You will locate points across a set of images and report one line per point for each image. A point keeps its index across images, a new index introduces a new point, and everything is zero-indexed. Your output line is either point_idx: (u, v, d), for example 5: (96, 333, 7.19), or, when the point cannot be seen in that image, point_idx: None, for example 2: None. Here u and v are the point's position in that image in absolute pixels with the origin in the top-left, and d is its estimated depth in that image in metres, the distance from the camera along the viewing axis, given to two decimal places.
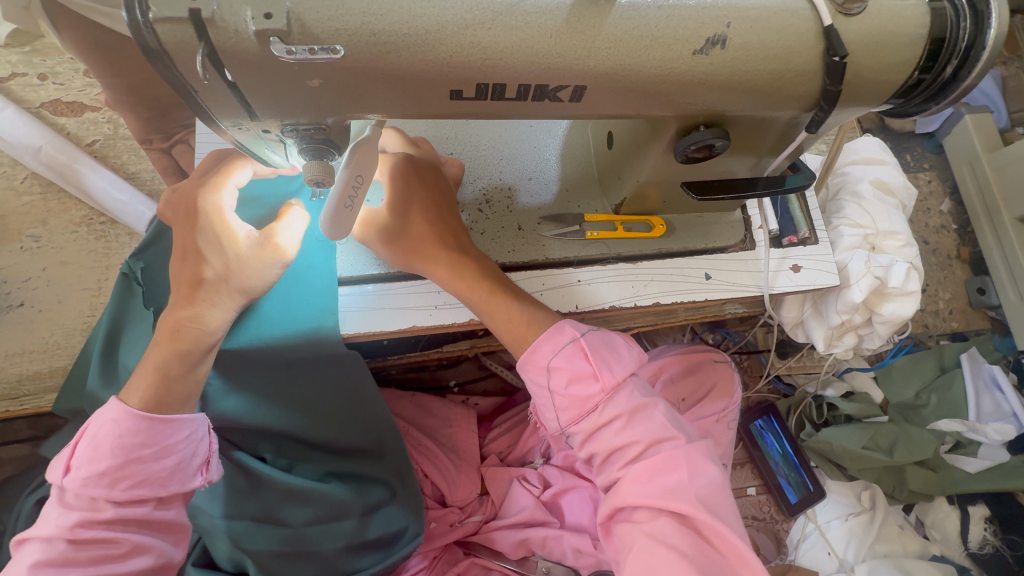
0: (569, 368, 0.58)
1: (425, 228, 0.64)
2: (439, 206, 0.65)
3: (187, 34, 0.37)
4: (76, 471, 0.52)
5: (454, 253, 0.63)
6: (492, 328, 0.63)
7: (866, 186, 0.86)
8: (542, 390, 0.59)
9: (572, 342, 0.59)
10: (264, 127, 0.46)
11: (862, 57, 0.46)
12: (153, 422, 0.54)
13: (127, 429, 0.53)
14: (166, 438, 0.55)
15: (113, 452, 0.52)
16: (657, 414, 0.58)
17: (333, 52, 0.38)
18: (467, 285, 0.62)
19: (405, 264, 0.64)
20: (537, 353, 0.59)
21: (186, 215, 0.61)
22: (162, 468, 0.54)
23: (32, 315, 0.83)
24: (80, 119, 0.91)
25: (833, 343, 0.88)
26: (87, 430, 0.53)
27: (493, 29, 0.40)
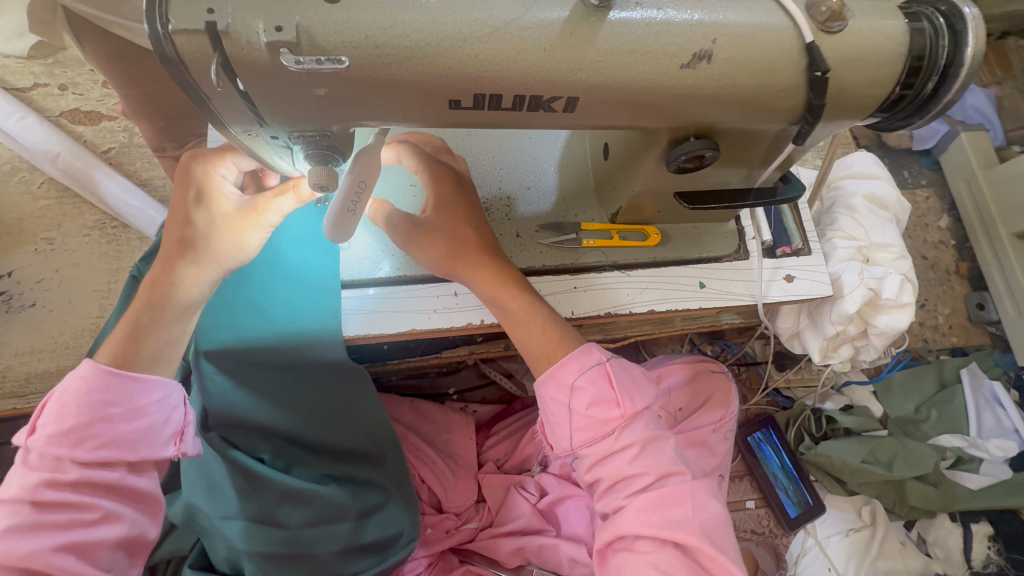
0: (592, 390, 0.60)
1: (470, 234, 0.64)
2: (461, 209, 0.64)
3: (204, 45, 0.39)
4: (41, 431, 0.51)
5: (496, 263, 0.64)
6: (518, 340, 0.64)
7: (859, 200, 0.87)
8: (561, 407, 0.60)
9: (597, 366, 0.60)
10: (273, 133, 0.49)
11: (845, 74, 0.48)
12: (123, 379, 0.54)
13: (95, 386, 0.53)
14: (137, 399, 0.55)
15: (79, 410, 0.52)
16: (667, 448, 0.60)
17: (339, 63, 0.40)
18: (507, 292, 0.63)
19: (447, 270, 0.64)
20: (563, 371, 0.60)
21: (184, 179, 0.58)
22: (131, 430, 0.54)
23: (42, 315, 0.85)
24: (97, 128, 0.94)
25: (829, 355, 0.88)
26: (54, 391, 0.53)
27: (491, 43, 0.42)
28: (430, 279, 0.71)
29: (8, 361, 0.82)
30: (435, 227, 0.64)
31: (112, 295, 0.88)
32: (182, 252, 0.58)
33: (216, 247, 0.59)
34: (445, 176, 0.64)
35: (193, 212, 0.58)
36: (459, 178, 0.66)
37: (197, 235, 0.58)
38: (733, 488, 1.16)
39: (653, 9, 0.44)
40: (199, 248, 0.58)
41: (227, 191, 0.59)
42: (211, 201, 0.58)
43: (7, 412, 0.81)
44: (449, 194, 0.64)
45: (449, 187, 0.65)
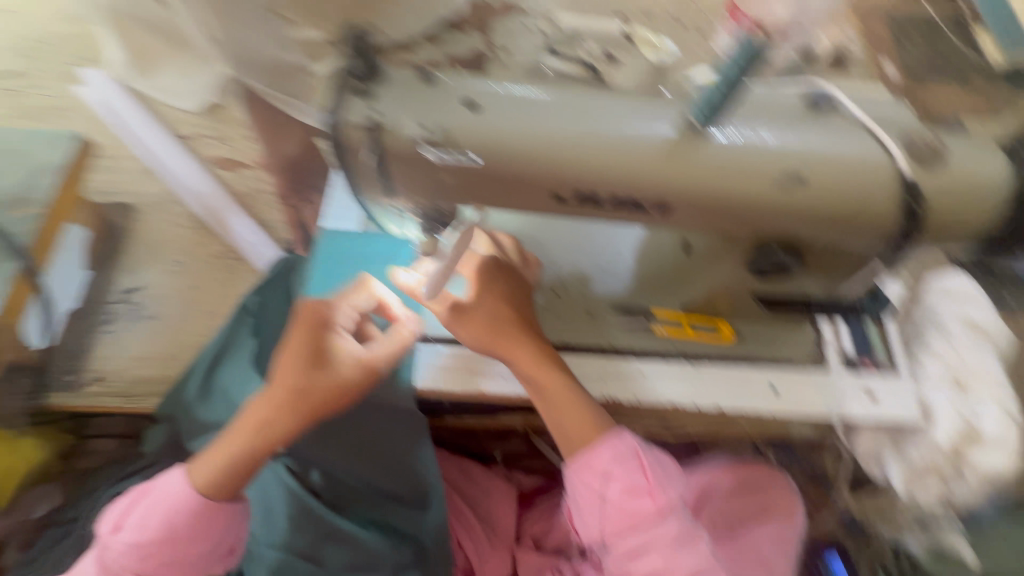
0: (626, 479, 0.63)
1: (507, 317, 0.69)
2: (507, 293, 0.70)
3: (364, 136, 0.47)
4: (123, 536, 0.66)
5: (534, 343, 0.68)
6: (552, 424, 0.66)
7: (959, 323, 0.80)
8: (594, 493, 0.63)
9: (632, 456, 0.63)
10: (395, 205, 0.56)
11: (942, 206, 0.49)
12: (201, 510, 0.66)
13: (174, 511, 0.66)
14: (206, 529, 0.67)
15: (156, 528, 0.66)
16: (697, 544, 0.63)
17: (470, 159, 0.47)
18: (543, 375, 0.66)
19: (485, 347, 0.68)
20: (597, 459, 0.63)
21: (309, 332, 0.68)
22: (191, 551, 0.67)
23: (160, 327, 0.97)
24: (235, 173, 1.10)
25: (914, 487, 0.79)
26: (145, 501, 0.67)
27: (600, 153, 0.47)
28: None
29: (123, 363, 0.94)
30: (477, 310, 0.68)
31: (217, 318, 1.00)
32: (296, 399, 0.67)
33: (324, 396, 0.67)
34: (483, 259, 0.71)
35: (315, 367, 0.67)
36: (500, 264, 0.72)
37: (314, 385, 0.67)
38: None
39: (751, 134, 0.48)
40: (314, 396, 0.67)
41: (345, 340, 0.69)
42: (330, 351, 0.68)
43: (112, 409, 0.90)
44: (491, 282, 0.70)
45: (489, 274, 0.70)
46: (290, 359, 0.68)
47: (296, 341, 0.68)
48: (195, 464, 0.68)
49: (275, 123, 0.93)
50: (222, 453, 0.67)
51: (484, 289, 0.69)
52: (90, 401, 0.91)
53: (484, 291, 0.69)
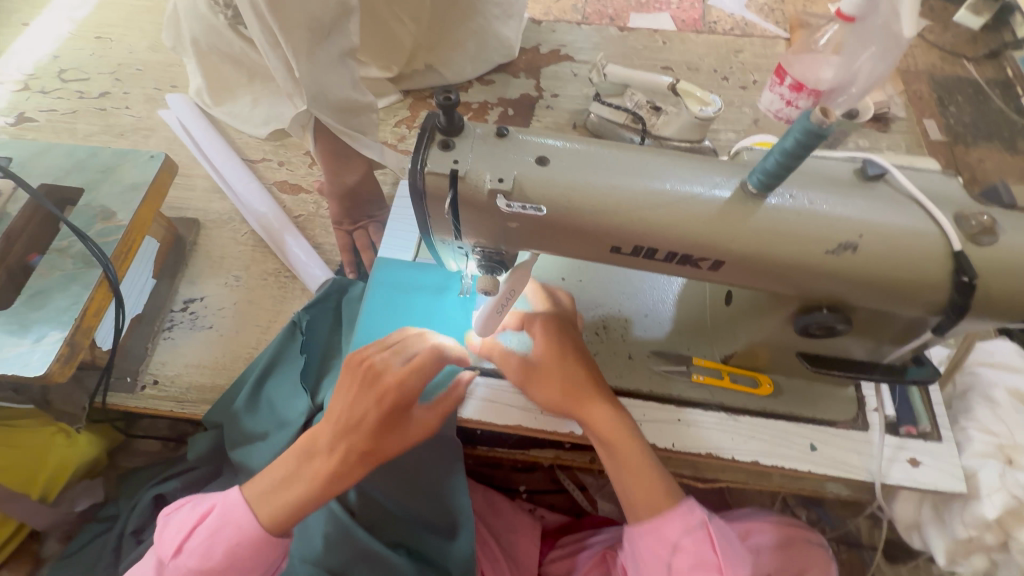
0: (694, 552, 0.63)
1: (580, 374, 0.70)
2: (576, 350, 0.71)
3: (443, 182, 0.51)
4: (185, 560, 0.64)
5: (608, 404, 0.69)
6: (624, 490, 0.68)
7: (1001, 392, 0.81)
8: (662, 562, 0.64)
9: (701, 527, 0.65)
10: (461, 243, 0.60)
11: (994, 283, 0.50)
12: (265, 544, 0.65)
13: (240, 542, 0.64)
14: (265, 561, 0.66)
15: (219, 557, 0.64)
16: None
17: (538, 210, 0.51)
18: (621, 440, 0.67)
19: (563, 409, 0.69)
20: (667, 527, 0.64)
21: (381, 391, 0.65)
22: None
23: (215, 337, 1.03)
24: (295, 197, 1.18)
25: (956, 560, 0.79)
26: (209, 525, 0.65)
27: (660, 210, 0.51)
28: None
29: (178, 370, 0.99)
30: (552, 370, 0.70)
31: (268, 332, 1.05)
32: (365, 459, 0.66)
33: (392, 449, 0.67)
34: (546, 313, 0.73)
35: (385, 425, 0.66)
36: (562, 318, 0.73)
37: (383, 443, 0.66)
38: None
39: (804, 201, 0.51)
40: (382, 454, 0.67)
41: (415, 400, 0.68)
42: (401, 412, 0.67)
43: (165, 412, 0.95)
44: (560, 339, 0.71)
45: (556, 329, 0.72)
46: (360, 417, 0.65)
47: (366, 401, 0.65)
48: (263, 500, 0.65)
49: (340, 155, 1.00)
50: (294, 500, 0.65)
51: (558, 348, 0.71)
52: (145, 404, 0.95)
53: (558, 350, 0.70)
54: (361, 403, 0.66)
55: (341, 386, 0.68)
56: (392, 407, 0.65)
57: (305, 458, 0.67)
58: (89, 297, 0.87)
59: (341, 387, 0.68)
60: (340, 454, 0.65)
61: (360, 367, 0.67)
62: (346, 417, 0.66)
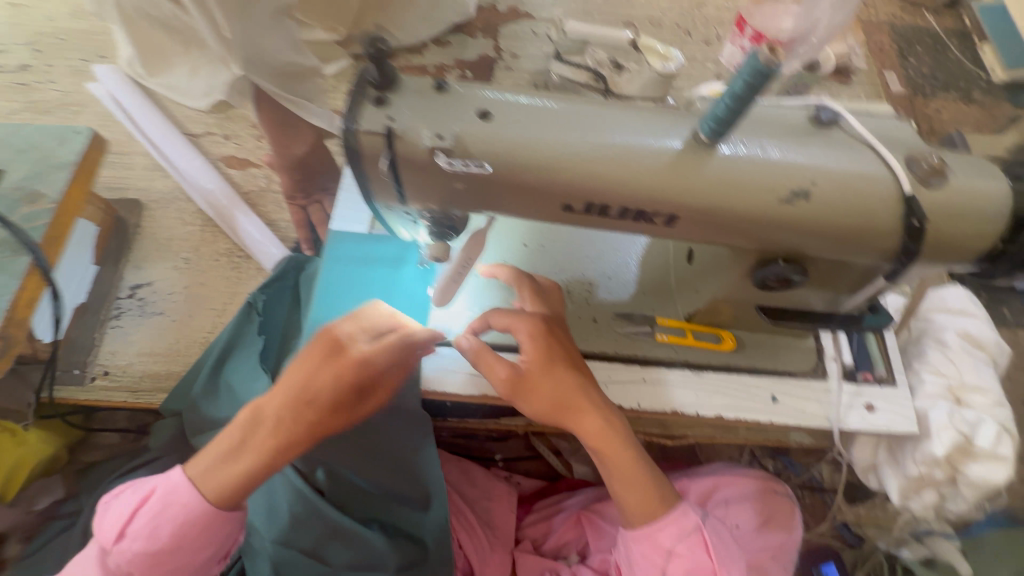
0: (689, 557, 0.64)
1: (573, 385, 0.66)
2: (567, 354, 0.68)
3: (379, 142, 0.48)
4: (130, 544, 0.63)
5: (601, 414, 0.66)
6: (616, 494, 0.68)
7: (952, 335, 0.84)
8: (656, 568, 0.65)
9: (695, 531, 0.65)
10: (408, 208, 0.57)
11: (942, 226, 0.50)
12: (212, 518, 0.64)
13: (185, 520, 0.63)
14: (214, 535, 0.65)
15: (166, 536, 0.63)
16: None
17: (482, 167, 0.48)
18: (611, 449, 0.65)
19: (551, 420, 0.66)
20: (663, 534, 0.65)
21: (342, 366, 0.63)
22: (196, 559, 0.65)
23: (167, 323, 0.98)
24: (243, 172, 1.12)
25: (908, 496, 0.81)
26: (151, 507, 0.64)
27: (611, 163, 0.49)
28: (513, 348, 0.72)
29: (130, 359, 0.94)
30: (540, 381, 0.65)
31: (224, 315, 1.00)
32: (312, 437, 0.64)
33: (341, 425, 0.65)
34: (532, 319, 0.68)
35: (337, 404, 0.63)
36: (548, 322, 0.69)
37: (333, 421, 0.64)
38: None
39: (758, 148, 0.50)
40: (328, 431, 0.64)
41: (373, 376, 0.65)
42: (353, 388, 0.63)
43: (118, 404, 0.91)
44: (547, 346, 0.66)
45: (543, 338, 0.67)
46: (313, 391, 0.63)
47: (325, 375, 0.63)
48: (207, 477, 0.64)
49: (285, 125, 0.94)
50: (239, 472, 0.63)
51: (550, 355, 0.66)
52: (96, 396, 0.91)
53: (549, 357, 0.66)
54: (317, 377, 0.63)
55: (306, 357, 0.64)
56: (351, 386, 0.63)
57: (250, 428, 0.64)
58: (19, 287, 0.80)
59: (303, 356, 0.64)
60: (289, 427, 0.63)
61: (326, 338, 0.64)
62: (298, 387, 0.63)
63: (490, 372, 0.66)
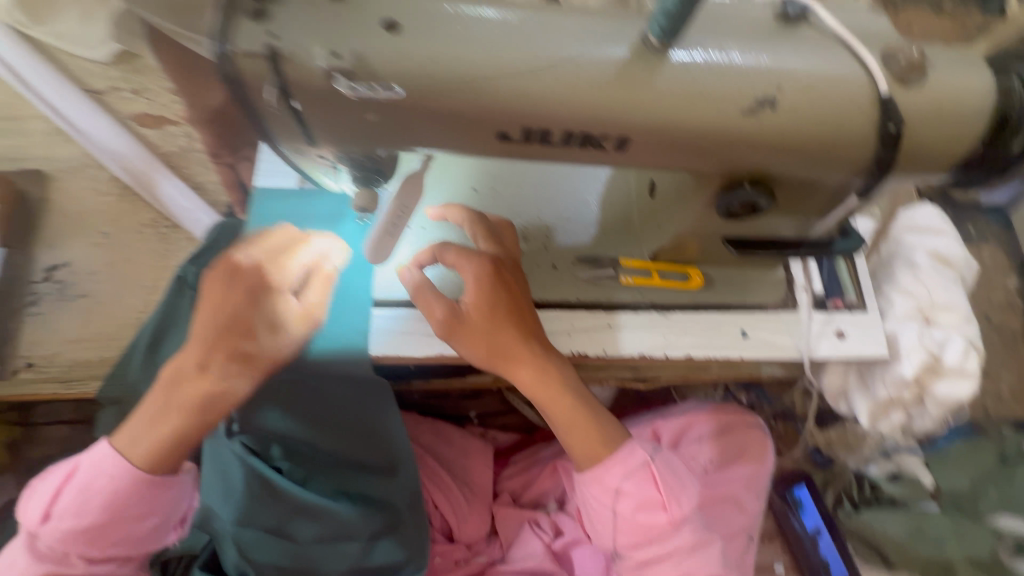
0: (637, 494, 0.62)
1: (512, 331, 0.61)
2: (516, 300, 0.62)
3: (262, 67, 0.40)
4: (59, 522, 0.61)
5: (542, 361, 0.62)
6: (562, 438, 0.64)
7: (921, 255, 0.82)
8: (606, 508, 0.63)
9: (643, 468, 0.62)
10: (320, 153, 0.50)
11: (920, 129, 0.45)
12: (145, 486, 0.62)
13: (114, 492, 0.61)
14: (153, 504, 0.63)
15: (98, 510, 0.61)
16: (714, 552, 0.65)
17: (392, 91, 0.41)
18: (550, 396, 0.62)
19: (487, 365, 0.62)
20: (609, 474, 0.61)
21: (245, 283, 0.62)
22: (139, 529, 0.63)
23: (92, 306, 0.89)
24: (161, 132, 0.98)
25: (877, 419, 0.81)
26: (76, 482, 0.61)
27: (546, 80, 0.42)
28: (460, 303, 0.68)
29: (56, 347, 0.86)
30: (478, 325, 0.61)
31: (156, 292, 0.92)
32: (234, 363, 0.61)
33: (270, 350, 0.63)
34: (480, 260, 0.62)
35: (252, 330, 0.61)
36: (497, 264, 0.63)
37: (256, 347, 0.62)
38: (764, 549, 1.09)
39: (717, 52, 0.43)
40: (253, 354, 0.62)
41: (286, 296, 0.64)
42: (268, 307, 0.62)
43: (48, 396, 0.83)
44: (493, 288, 0.62)
45: (487, 279, 0.62)
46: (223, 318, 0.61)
47: (227, 301, 0.61)
48: (130, 443, 0.62)
49: None
50: (170, 429, 0.61)
51: (494, 298, 0.61)
52: (22, 390, 0.83)
53: (494, 300, 0.61)
54: (225, 308, 0.61)
55: (214, 292, 0.62)
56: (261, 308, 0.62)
57: (173, 382, 0.61)
58: None
59: (212, 291, 0.63)
60: (206, 361, 0.60)
61: (226, 266, 0.64)
62: (210, 322, 0.61)
63: (428, 312, 0.62)
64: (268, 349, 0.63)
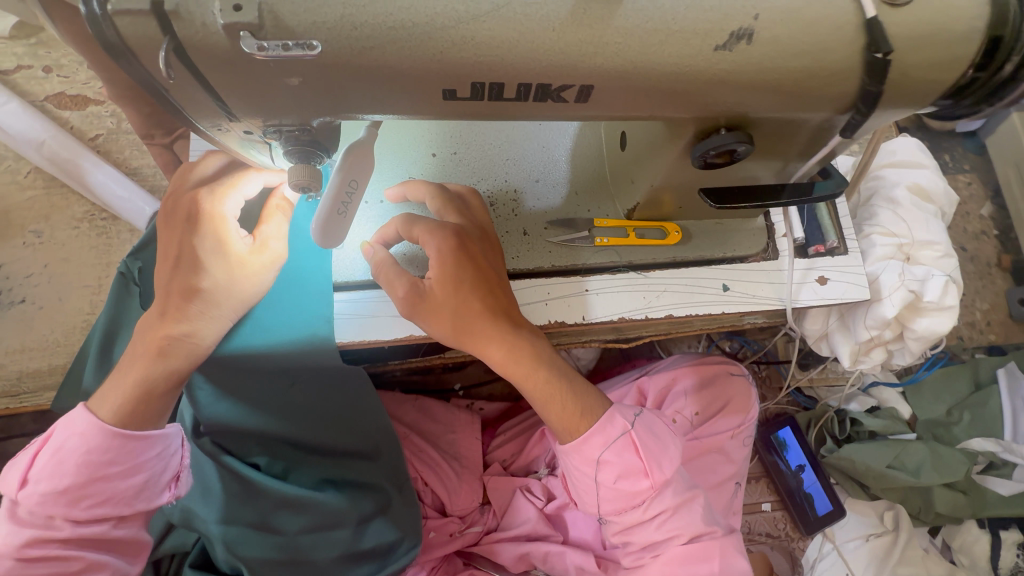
0: (618, 463, 0.60)
1: (479, 308, 0.57)
2: (484, 276, 0.58)
3: (150, 28, 0.34)
4: (35, 487, 0.52)
5: (512, 335, 0.58)
6: (541, 414, 0.61)
7: (901, 191, 0.81)
8: (588, 479, 0.60)
9: (622, 436, 0.60)
10: (247, 128, 0.44)
11: (909, 55, 0.40)
12: (125, 439, 0.54)
13: (94, 446, 0.53)
14: (137, 456, 0.55)
15: (77, 468, 0.52)
16: (696, 508, 0.64)
17: (309, 48, 0.36)
18: (522, 372, 0.58)
19: (455, 344, 0.58)
20: (589, 446, 0.59)
21: (184, 216, 0.56)
22: (128, 486, 0.54)
23: (33, 312, 0.83)
24: (83, 113, 0.90)
25: (859, 359, 0.81)
26: (52, 442, 0.53)
27: (490, 22, 0.37)
28: None
29: None
30: (442, 301, 0.57)
31: (103, 291, 0.86)
32: (189, 301, 0.57)
33: (235, 292, 0.60)
34: (445, 233, 0.57)
35: (201, 267, 0.56)
36: (463, 236, 0.58)
37: (210, 287, 0.58)
38: (749, 490, 1.11)
39: None
40: (208, 292, 0.58)
41: (236, 227, 0.59)
42: (216, 238, 0.57)
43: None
44: (457, 263, 0.57)
45: (452, 253, 0.57)
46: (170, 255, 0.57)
47: (172, 242, 0.57)
48: (105, 397, 0.56)
49: None
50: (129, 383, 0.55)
51: (458, 274, 0.57)
52: None
53: (457, 276, 0.57)
54: (173, 250, 0.57)
55: (165, 232, 0.58)
56: (209, 242, 0.56)
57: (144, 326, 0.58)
58: None
59: (163, 230, 0.58)
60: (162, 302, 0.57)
61: (169, 203, 0.58)
62: (165, 263, 0.57)
63: (389, 288, 0.58)
64: (225, 286, 0.59)
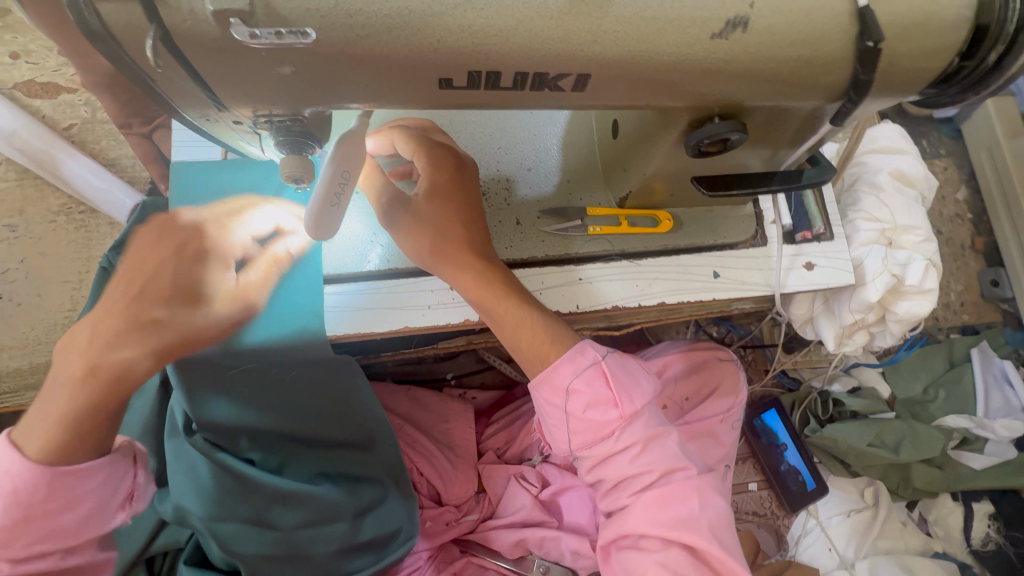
0: (588, 393, 0.58)
1: (459, 232, 0.60)
2: (469, 207, 0.61)
3: (136, 15, 0.33)
4: None
5: (485, 264, 0.60)
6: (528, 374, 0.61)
7: (884, 177, 0.83)
8: (558, 411, 0.58)
9: (593, 366, 0.58)
10: (236, 118, 0.43)
11: (899, 43, 0.41)
12: (58, 475, 0.50)
13: (21, 487, 0.49)
14: (72, 492, 0.51)
15: (9, 510, 0.49)
16: (670, 443, 0.59)
17: (303, 36, 0.35)
18: (506, 321, 0.59)
19: (427, 264, 0.60)
20: (557, 375, 0.57)
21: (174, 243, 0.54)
22: (71, 518, 0.52)
23: (11, 310, 0.80)
24: (56, 102, 0.86)
25: (843, 342, 0.83)
26: None
27: (486, 10, 0.36)
28: (418, 271, 0.66)
29: None
30: (425, 218, 0.59)
31: (84, 287, 0.84)
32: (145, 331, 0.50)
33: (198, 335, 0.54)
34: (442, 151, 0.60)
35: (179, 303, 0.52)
36: (459, 162, 0.62)
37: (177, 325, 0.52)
38: (736, 471, 1.14)
39: None
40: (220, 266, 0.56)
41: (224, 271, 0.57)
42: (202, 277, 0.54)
43: None
44: (449, 186, 0.60)
45: (447, 175, 0.61)
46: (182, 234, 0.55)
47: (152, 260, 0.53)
48: (31, 431, 0.50)
49: None
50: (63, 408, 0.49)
51: (445, 193, 0.59)
52: None
53: (445, 196, 0.59)
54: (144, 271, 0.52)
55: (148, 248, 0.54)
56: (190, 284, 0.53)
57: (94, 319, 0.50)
58: None
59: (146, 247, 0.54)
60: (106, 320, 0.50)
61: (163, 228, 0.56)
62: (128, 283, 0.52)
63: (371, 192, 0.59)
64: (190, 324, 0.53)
